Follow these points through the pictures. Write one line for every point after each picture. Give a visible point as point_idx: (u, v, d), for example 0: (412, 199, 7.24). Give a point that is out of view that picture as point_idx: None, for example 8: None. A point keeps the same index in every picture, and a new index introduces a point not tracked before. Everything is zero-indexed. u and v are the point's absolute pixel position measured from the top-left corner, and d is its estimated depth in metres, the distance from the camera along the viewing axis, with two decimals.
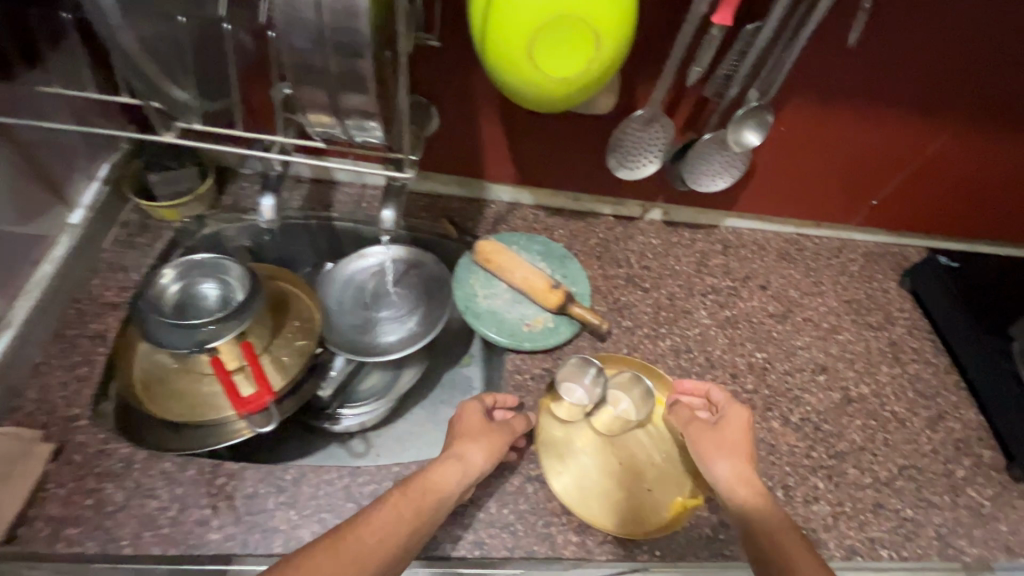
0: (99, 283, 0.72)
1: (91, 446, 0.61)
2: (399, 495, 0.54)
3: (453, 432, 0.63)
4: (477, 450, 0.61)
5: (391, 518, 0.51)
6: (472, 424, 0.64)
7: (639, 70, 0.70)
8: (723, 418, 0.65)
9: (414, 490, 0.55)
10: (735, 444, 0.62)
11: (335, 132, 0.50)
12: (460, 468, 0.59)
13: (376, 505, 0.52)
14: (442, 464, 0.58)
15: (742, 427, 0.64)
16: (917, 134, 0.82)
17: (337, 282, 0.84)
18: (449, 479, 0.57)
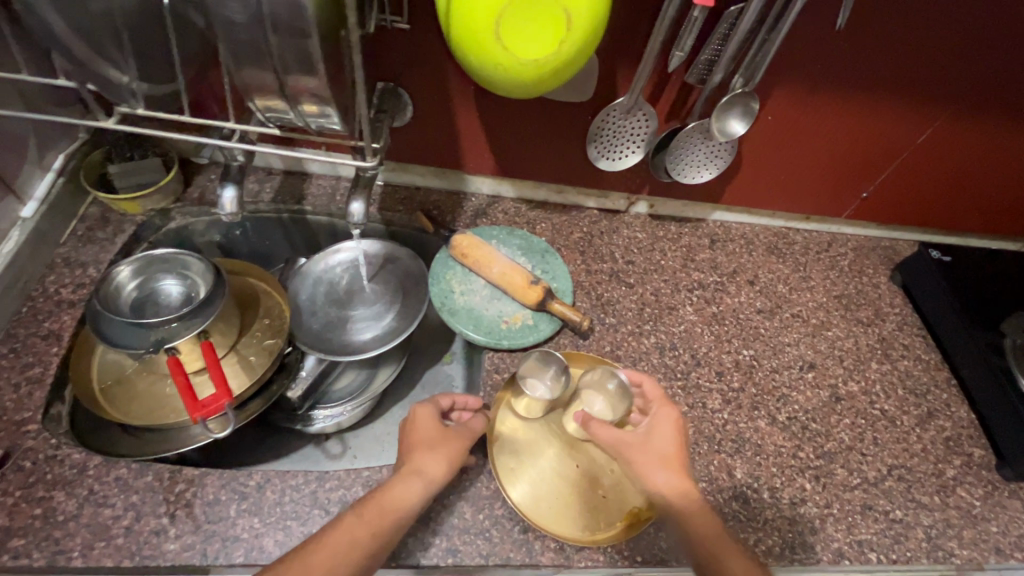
0: (56, 280, 0.69)
1: (40, 452, 0.57)
2: (354, 517, 0.53)
3: (413, 438, 0.61)
4: (436, 462, 0.58)
5: (342, 544, 0.51)
6: (428, 431, 0.61)
7: (620, 54, 0.67)
8: (654, 427, 0.61)
9: (368, 512, 0.54)
10: (669, 456, 0.59)
11: (290, 116, 0.46)
12: (416, 482, 0.56)
13: (331, 530, 0.52)
14: (398, 480, 0.57)
15: (674, 432, 0.61)
16: (906, 123, 0.79)
17: (310, 277, 0.80)
18: (406, 495, 0.55)
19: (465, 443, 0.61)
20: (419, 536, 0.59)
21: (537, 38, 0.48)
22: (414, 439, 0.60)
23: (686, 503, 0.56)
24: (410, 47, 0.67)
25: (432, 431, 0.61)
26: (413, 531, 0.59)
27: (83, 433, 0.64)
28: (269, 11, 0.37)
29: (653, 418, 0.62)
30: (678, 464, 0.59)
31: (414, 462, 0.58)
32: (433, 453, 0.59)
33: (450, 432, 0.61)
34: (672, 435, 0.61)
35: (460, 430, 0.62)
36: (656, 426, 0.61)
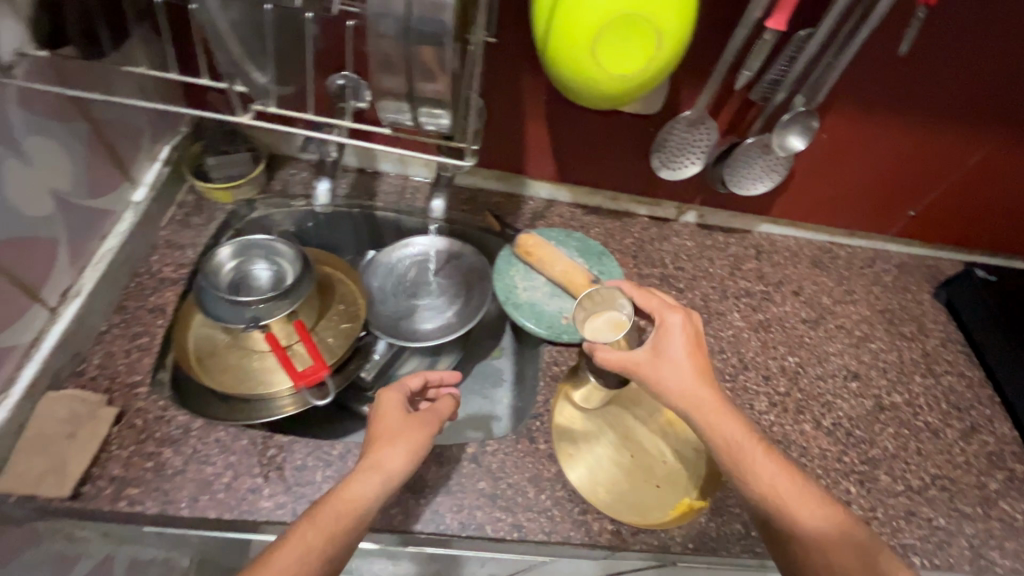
0: (158, 259, 0.76)
1: (150, 412, 0.63)
2: (309, 523, 0.49)
3: (372, 433, 0.58)
4: (398, 454, 0.55)
5: (296, 553, 0.46)
6: (395, 419, 0.58)
7: (691, 71, 0.71)
8: (667, 341, 0.60)
9: (323, 516, 0.49)
10: (686, 369, 0.59)
11: (405, 118, 0.51)
12: (375, 476, 0.53)
13: (283, 543, 0.47)
14: (354, 475, 0.53)
15: (685, 340, 0.60)
16: (957, 145, 0.82)
17: (381, 269, 0.87)
18: (364, 491, 0.52)
19: (425, 432, 0.58)
20: (486, 510, 0.64)
21: (630, 54, 0.53)
22: (379, 431, 0.57)
23: (716, 406, 0.57)
24: (494, 57, 0.72)
25: (397, 418, 0.58)
26: (481, 506, 0.64)
27: (187, 399, 0.70)
28: (414, 26, 0.42)
29: (660, 328, 0.61)
30: (699, 370, 0.59)
31: (373, 456, 0.55)
32: (396, 441, 0.56)
33: (413, 420, 0.59)
34: (687, 346, 0.60)
35: (425, 416, 0.60)
36: (669, 339, 0.60)
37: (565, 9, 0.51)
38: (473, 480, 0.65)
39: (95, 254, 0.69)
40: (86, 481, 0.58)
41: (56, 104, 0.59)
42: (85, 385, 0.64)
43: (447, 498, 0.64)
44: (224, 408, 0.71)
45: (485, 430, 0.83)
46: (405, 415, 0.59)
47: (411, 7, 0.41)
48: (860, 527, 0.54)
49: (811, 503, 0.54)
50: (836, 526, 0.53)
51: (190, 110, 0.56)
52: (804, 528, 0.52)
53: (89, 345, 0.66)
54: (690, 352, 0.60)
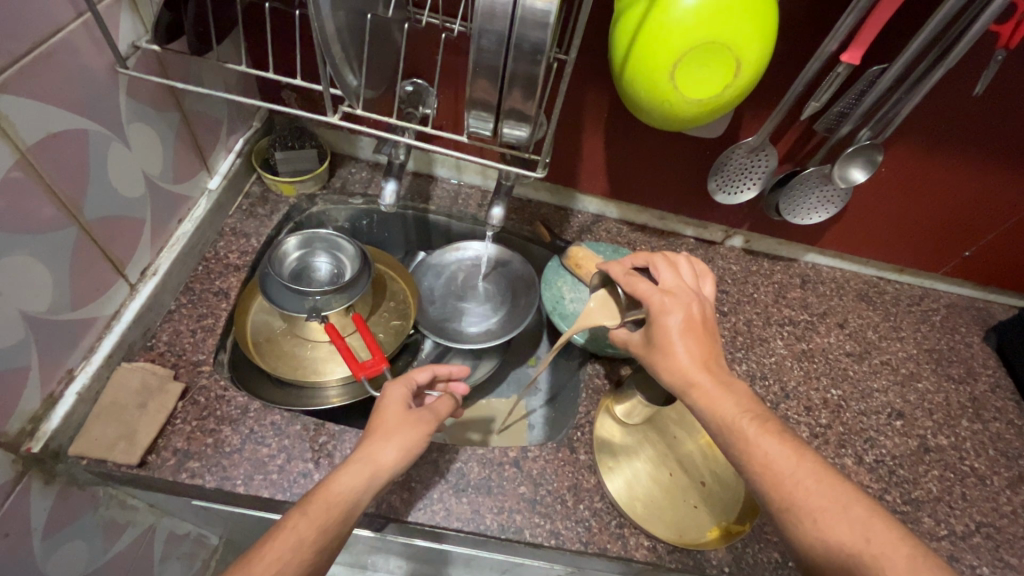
0: (225, 246, 0.79)
1: (212, 390, 0.66)
2: (298, 514, 0.47)
3: (369, 426, 0.56)
4: (387, 450, 0.54)
5: (282, 545, 0.45)
6: (393, 415, 0.57)
7: (756, 98, 0.72)
8: (661, 330, 0.55)
9: (314, 507, 0.48)
10: (675, 354, 0.54)
11: (488, 127, 0.54)
12: (365, 470, 0.52)
13: (272, 534, 0.46)
14: (345, 467, 0.51)
15: (680, 324, 0.55)
16: (1020, 187, 0.81)
17: (431, 270, 0.90)
18: (354, 483, 0.51)
19: (423, 430, 0.57)
20: (525, 515, 0.65)
21: (707, 81, 0.54)
22: (378, 425, 0.56)
23: (715, 392, 0.51)
24: None
25: (395, 412, 0.57)
26: (520, 509, 0.65)
27: (246, 383, 0.73)
28: (514, 42, 0.44)
29: (654, 318, 0.56)
30: (701, 354, 0.54)
31: (366, 450, 0.53)
32: (391, 437, 0.55)
33: (409, 417, 0.57)
34: (682, 333, 0.55)
35: (422, 412, 0.58)
36: (660, 327, 0.55)
37: (648, 33, 0.53)
38: (514, 484, 0.67)
39: (173, 235, 0.73)
40: (152, 451, 0.61)
41: (157, 94, 0.63)
42: (154, 359, 0.67)
43: (489, 498, 0.65)
44: (279, 394, 0.74)
45: (484, 431, 0.87)
46: (403, 410, 0.58)
47: (513, 25, 0.44)
48: (888, 528, 0.43)
49: (826, 494, 0.45)
50: (850, 522, 0.43)
51: (279, 107, 0.59)
52: (810, 526, 0.44)
53: (159, 322, 0.70)
54: (685, 337, 0.54)
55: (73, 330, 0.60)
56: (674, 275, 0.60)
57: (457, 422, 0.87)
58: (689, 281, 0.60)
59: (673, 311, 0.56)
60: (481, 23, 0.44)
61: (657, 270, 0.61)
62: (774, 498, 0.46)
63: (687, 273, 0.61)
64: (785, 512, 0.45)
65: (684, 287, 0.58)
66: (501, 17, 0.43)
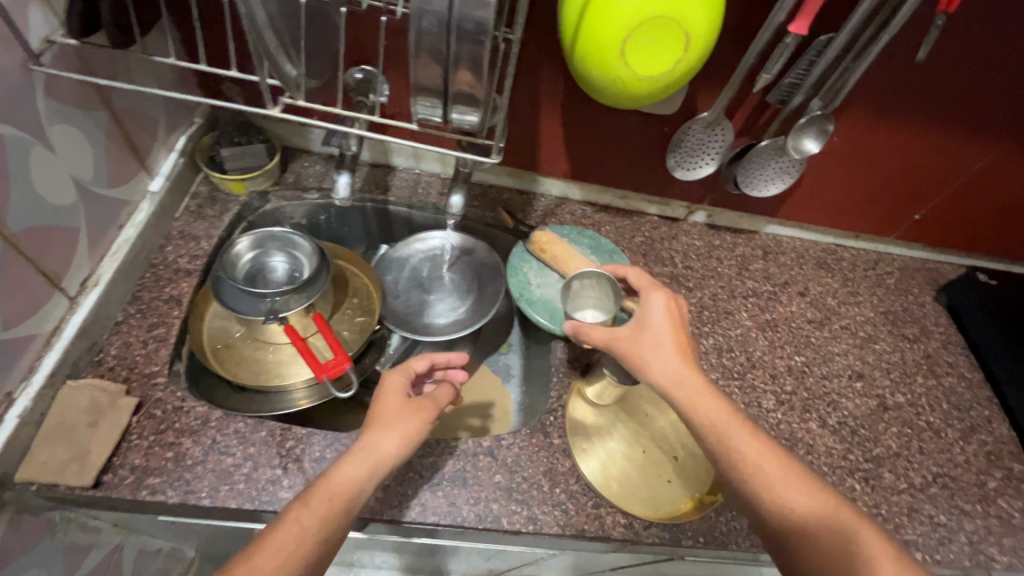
0: (174, 250, 0.75)
1: (169, 403, 0.63)
2: (300, 505, 0.47)
3: (368, 415, 0.56)
4: (388, 439, 0.53)
5: (287, 534, 0.45)
6: (391, 404, 0.56)
7: (709, 73, 0.72)
8: (647, 314, 0.60)
9: (316, 499, 0.48)
10: (675, 349, 0.58)
11: (436, 114, 0.53)
12: (367, 460, 0.51)
13: (273, 526, 0.46)
14: (348, 458, 0.51)
15: (665, 312, 0.61)
16: (962, 150, 0.84)
17: (394, 263, 0.87)
18: (357, 473, 0.50)
19: (424, 418, 0.56)
20: (502, 503, 0.65)
21: (656, 57, 0.54)
22: (376, 416, 0.55)
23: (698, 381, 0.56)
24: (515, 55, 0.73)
25: (392, 402, 0.56)
26: (497, 499, 0.65)
27: (207, 395, 0.70)
28: (455, 23, 0.43)
29: (642, 301, 0.62)
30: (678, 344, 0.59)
31: (369, 439, 0.53)
32: (390, 426, 0.54)
33: (409, 406, 0.56)
34: (668, 316, 0.60)
35: (422, 401, 0.57)
36: (649, 311, 0.61)
37: (595, 8, 0.52)
38: (489, 474, 0.66)
39: (114, 243, 0.69)
40: (107, 471, 0.58)
41: (80, 93, 0.59)
42: (103, 375, 0.64)
43: (465, 490, 0.65)
44: (244, 402, 0.71)
45: (483, 417, 0.85)
46: (403, 400, 0.57)
47: (453, 6, 0.42)
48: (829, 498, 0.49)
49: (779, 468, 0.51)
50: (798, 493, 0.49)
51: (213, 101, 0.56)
52: (778, 501, 0.49)
53: (107, 335, 0.67)
54: (669, 322, 0.60)
55: (8, 350, 0.56)
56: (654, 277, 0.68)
57: (455, 409, 0.84)
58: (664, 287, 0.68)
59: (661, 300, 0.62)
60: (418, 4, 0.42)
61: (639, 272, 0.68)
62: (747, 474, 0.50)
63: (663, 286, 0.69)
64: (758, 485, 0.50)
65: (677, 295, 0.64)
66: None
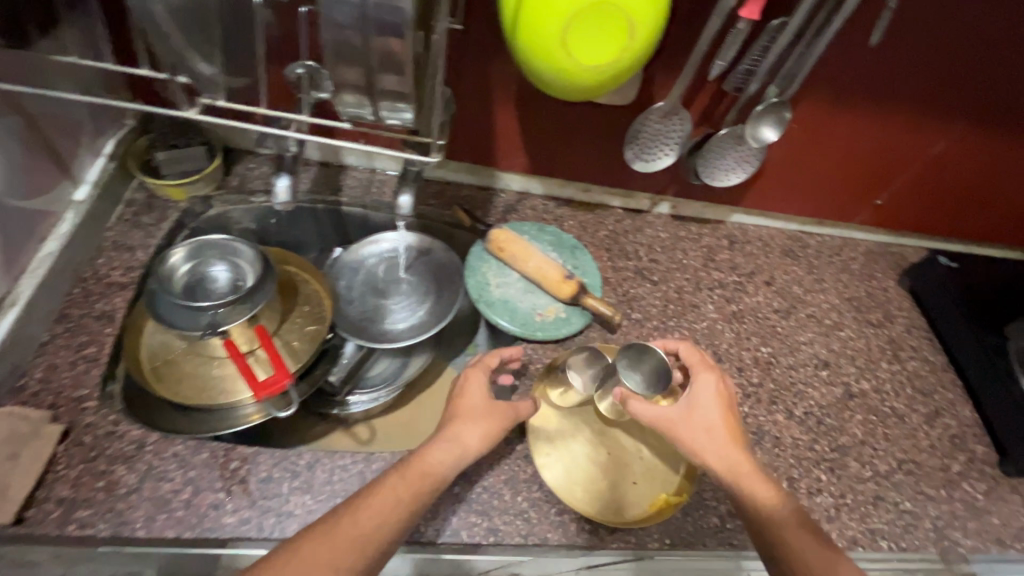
0: (105, 263, 0.71)
1: (100, 428, 0.60)
2: (396, 477, 0.53)
3: (453, 408, 0.61)
4: (474, 434, 0.58)
5: (383, 498, 0.52)
6: (477, 403, 0.61)
7: (662, 60, 0.70)
8: (696, 395, 0.62)
9: (411, 473, 0.54)
10: (720, 431, 0.60)
11: (366, 113, 0.50)
12: (454, 450, 0.57)
13: (371, 489, 0.52)
14: (435, 444, 0.57)
15: (715, 394, 0.63)
16: (922, 134, 0.83)
17: (347, 267, 0.83)
18: (445, 461, 0.56)
19: (502, 422, 0.61)
20: (460, 515, 0.62)
21: (600, 46, 0.51)
22: (457, 409, 0.61)
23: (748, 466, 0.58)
24: (461, 45, 0.70)
25: (475, 399, 0.61)
26: (456, 511, 0.63)
27: (148, 419, 0.66)
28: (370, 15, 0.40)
29: (692, 384, 0.63)
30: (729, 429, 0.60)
31: (453, 431, 0.58)
32: (470, 422, 0.59)
33: (494, 406, 0.61)
34: (715, 398, 0.62)
35: (504, 407, 0.62)
36: (698, 389, 0.63)
37: None
38: (448, 486, 0.64)
39: (34, 259, 0.66)
40: (31, 505, 0.55)
41: None
42: (27, 401, 0.60)
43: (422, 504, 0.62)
44: (191, 422, 0.67)
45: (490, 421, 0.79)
46: (485, 399, 0.62)
47: None
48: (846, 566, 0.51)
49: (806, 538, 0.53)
50: (821, 560, 0.51)
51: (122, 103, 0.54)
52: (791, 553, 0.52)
53: (30, 358, 0.62)
54: (719, 403, 0.62)
55: None
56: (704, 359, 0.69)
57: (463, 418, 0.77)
58: None
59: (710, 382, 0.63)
60: None
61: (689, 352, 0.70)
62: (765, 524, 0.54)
63: None
64: (776, 535, 0.53)
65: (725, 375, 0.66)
66: None
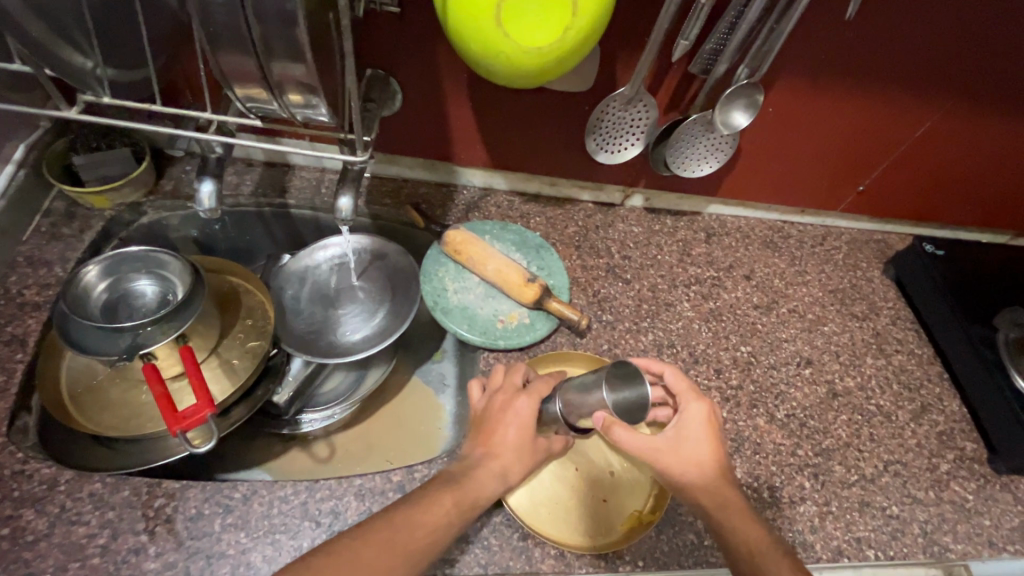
0: (18, 281, 0.64)
1: (5, 467, 0.54)
2: (450, 499, 0.52)
3: (502, 429, 0.57)
4: (518, 466, 0.56)
5: (435, 516, 0.50)
6: (520, 434, 0.57)
7: (620, 42, 0.64)
8: (683, 428, 0.57)
9: (466, 494, 0.53)
10: (708, 467, 0.56)
11: (275, 108, 0.44)
12: (500, 480, 0.55)
13: (427, 504, 0.51)
14: (486, 469, 0.55)
15: (705, 426, 0.58)
16: (905, 115, 0.78)
17: (293, 276, 0.77)
18: (492, 489, 0.54)
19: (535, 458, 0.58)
20: None
21: (540, 26, 0.45)
22: (504, 434, 0.57)
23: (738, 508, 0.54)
24: (402, 29, 0.63)
25: (527, 427, 0.58)
26: None
27: (79, 463, 0.60)
28: None
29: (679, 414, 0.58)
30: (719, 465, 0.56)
31: (500, 461, 0.56)
32: (518, 452, 0.57)
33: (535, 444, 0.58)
34: (706, 431, 0.57)
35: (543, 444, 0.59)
36: (687, 421, 0.58)
37: None
38: None
39: None
40: None
41: None
42: None
43: None
44: (130, 459, 0.62)
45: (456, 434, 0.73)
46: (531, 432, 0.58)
47: None
48: None
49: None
50: None
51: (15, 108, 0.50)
52: None
53: None
54: (709, 436, 0.57)
55: None
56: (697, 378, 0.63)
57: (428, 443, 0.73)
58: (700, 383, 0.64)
59: (699, 411, 0.58)
60: None
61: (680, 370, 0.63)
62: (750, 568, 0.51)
63: None
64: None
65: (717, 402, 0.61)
66: None
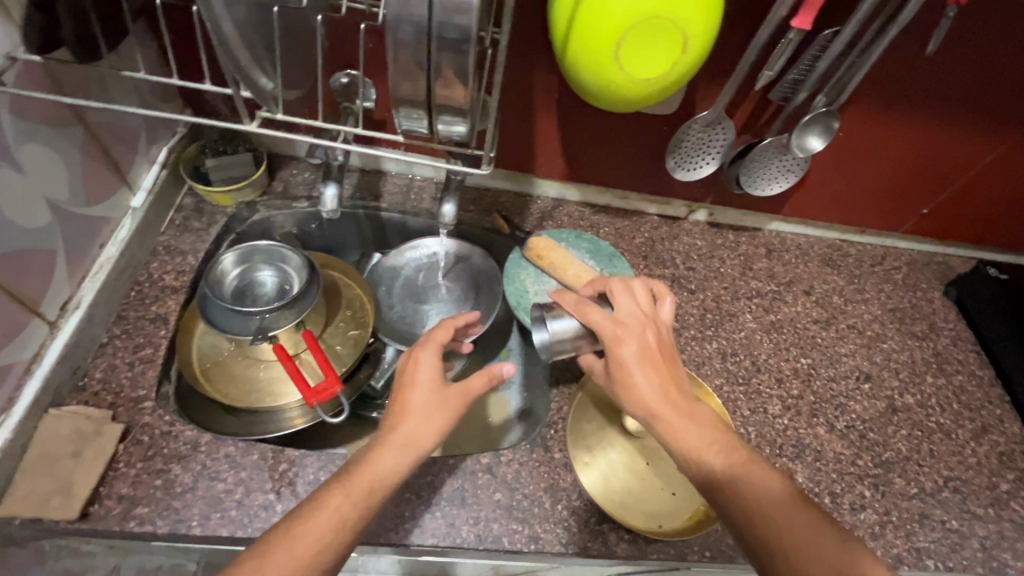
0: (159, 266, 0.73)
1: (156, 427, 0.62)
2: (340, 494, 0.47)
3: (395, 399, 0.53)
4: (433, 431, 0.51)
5: (320, 518, 0.45)
6: (428, 394, 0.53)
7: (707, 70, 0.70)
8: (616, 362, 0.55)
9: (357, 487, 0.47)
10: (650, 403, 0.53)
11: (419, 125, 0.52)
12: (409, 453, 0.50)
13: (314, 505, 0.46)
14: (388, 447, 0.50)
15: (635, 356, 0.54)
16: (975, 143, 0.81)
17: (388, 274, 0.85)
18: (396, 464, 0.49)
19: (449, 415, 0.53)
20: (503, 522, 0.63)
21: (654, 60, 0.51)
22: (410, 399, 0.53)
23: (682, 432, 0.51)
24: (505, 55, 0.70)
25: (433, 384, 0.54)
26: (498, 518, 0.63)
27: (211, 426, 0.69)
28: (435, 33, 0.42)
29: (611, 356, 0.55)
30: (660, 383, 0.53)
31: (404, 433, 0.51)
32: (430, 415, 0.52)
33: (446, 396, 0.53)
34: (639, 363, 0.54)
35: (458, 389, 0.54)
36: (618, 361, 0.54)
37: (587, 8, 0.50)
38: (489, 491, 0.65)
39: (94, 263, 0.68)
40: (94, 501, 0.57)
41: (49, 110, 0.60)
42: (88, 401, 0.63)
43: (462, 509, 0.64)
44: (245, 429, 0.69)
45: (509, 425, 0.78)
46: (433, 387, 0.53)
47: (432, 14, 0.41)
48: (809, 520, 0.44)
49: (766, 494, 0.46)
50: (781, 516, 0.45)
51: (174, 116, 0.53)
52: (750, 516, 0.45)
53: (92, 358, 0.65)
54: (643, 366, 0.54)
55: None
56: (628, 301, 0.59)
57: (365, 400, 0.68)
58: (645, 305, 0.59)
59: (627, 342, 0.55)
60: (395, 14, 0.41)
61: (615, 301, 0.59)
62: (711, 485, 0.48)
63: (643, 298, 0.60)
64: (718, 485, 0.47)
65: (641, 321, 0.57)
66: (417, 6, 0.41)
